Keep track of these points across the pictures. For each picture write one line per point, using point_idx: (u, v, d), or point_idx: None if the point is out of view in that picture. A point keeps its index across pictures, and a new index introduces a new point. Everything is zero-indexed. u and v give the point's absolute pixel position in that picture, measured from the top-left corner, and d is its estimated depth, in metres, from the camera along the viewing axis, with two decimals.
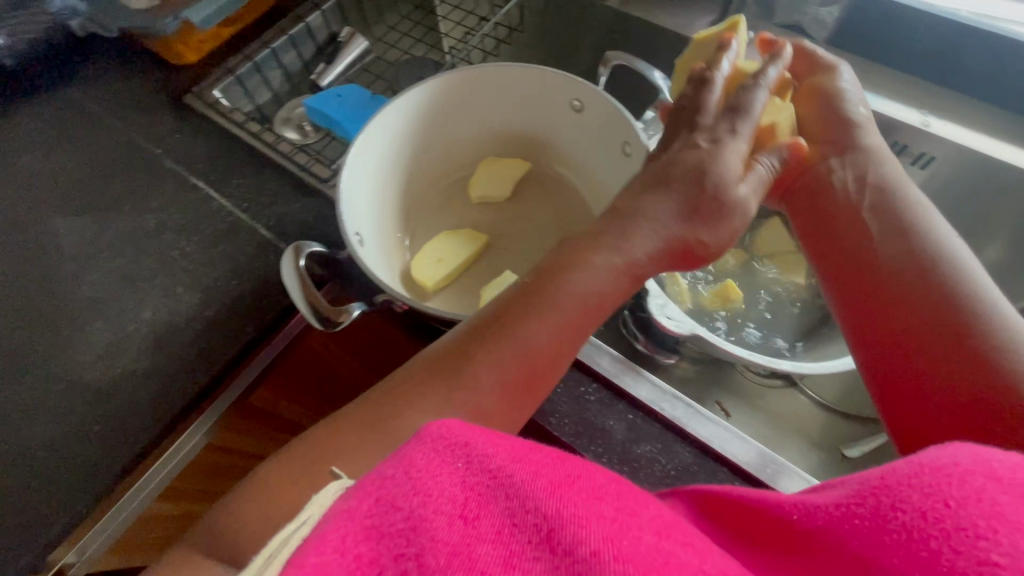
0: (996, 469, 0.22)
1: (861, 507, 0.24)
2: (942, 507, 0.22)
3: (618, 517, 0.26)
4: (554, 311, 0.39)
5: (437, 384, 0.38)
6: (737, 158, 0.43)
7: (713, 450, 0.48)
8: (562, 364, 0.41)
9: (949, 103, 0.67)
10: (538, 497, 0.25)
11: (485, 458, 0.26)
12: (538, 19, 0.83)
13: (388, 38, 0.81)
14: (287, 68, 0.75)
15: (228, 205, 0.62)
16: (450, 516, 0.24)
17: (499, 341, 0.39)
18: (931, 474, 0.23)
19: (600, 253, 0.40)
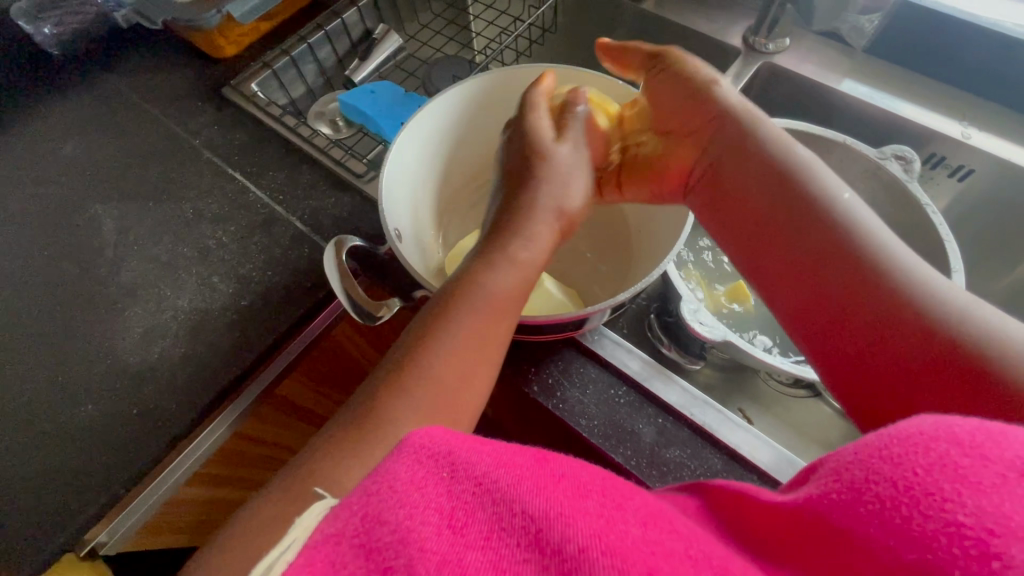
0: (957, 434, 0.23)
1: (836, 482, 0.25)
2: (910, 476, 0.23)
3: (604, 513, 0.26)
4: (456, 320, 0.41)
5: (359, 448, 0.37)
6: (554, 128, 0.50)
7: (746, 459, 0.46)
8: (483, 377, 0.42)
9: (993, 115, 0.64)
10: (525, 499, 0.26)
11: (469, 467, 0.27)
12: (571, 19, 0.82)
13: (420, 37, 0.83)
14: (322, 63, 0.76)
15: (264, 196, 0.62)
16: (436, 527, 0.25)
17: (413, 371, 0.40)
18: (899, 445, 0.24)
19: (485, 261, 0.44)
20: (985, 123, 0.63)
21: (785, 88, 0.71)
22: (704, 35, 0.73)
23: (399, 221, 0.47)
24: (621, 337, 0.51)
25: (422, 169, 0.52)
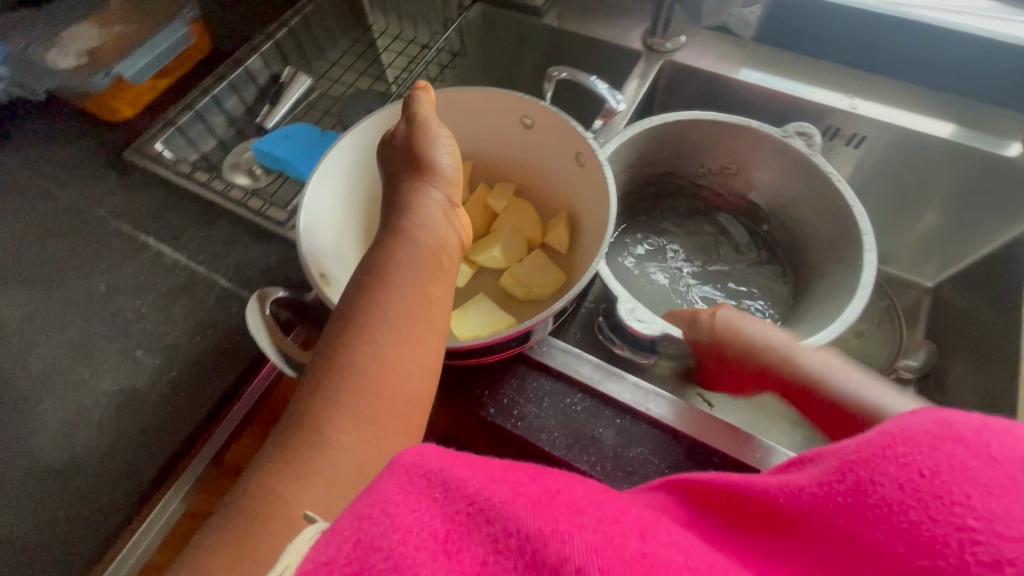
0: (963, 433, 0.23)
1: (840, 484, 0.24)
2: (917, 477, 0.22)
3: (602, 527, 0.24)
4: (379, 314, 0.38)
5: (298, 455, 0.33)
6: (440, 135, 0.47)
7: (703, 444, 0.47)
8: (412, 376, 0.38)
9: (875, 84, 0.69)
10: (521, 519, 0.23)
11: (463, 486, 0.24)
12: (477, 41, 0.83)
13: (331, 74, 0.82)
14: (231, 113, 0.74)
15: (183, 260, 0.59)
16: (431, 552, 0.22)
17: (341, 375, 0.36)
18: (904, 444, 0.23)
19: (392, 250, 0.42)
20: (869, 92, 0.68)
21: (688, 82, 0.74)
22: (607, 42, 0.75)
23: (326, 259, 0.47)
24: (570, 345, 0.51)
25: (344, 207, 0.52)
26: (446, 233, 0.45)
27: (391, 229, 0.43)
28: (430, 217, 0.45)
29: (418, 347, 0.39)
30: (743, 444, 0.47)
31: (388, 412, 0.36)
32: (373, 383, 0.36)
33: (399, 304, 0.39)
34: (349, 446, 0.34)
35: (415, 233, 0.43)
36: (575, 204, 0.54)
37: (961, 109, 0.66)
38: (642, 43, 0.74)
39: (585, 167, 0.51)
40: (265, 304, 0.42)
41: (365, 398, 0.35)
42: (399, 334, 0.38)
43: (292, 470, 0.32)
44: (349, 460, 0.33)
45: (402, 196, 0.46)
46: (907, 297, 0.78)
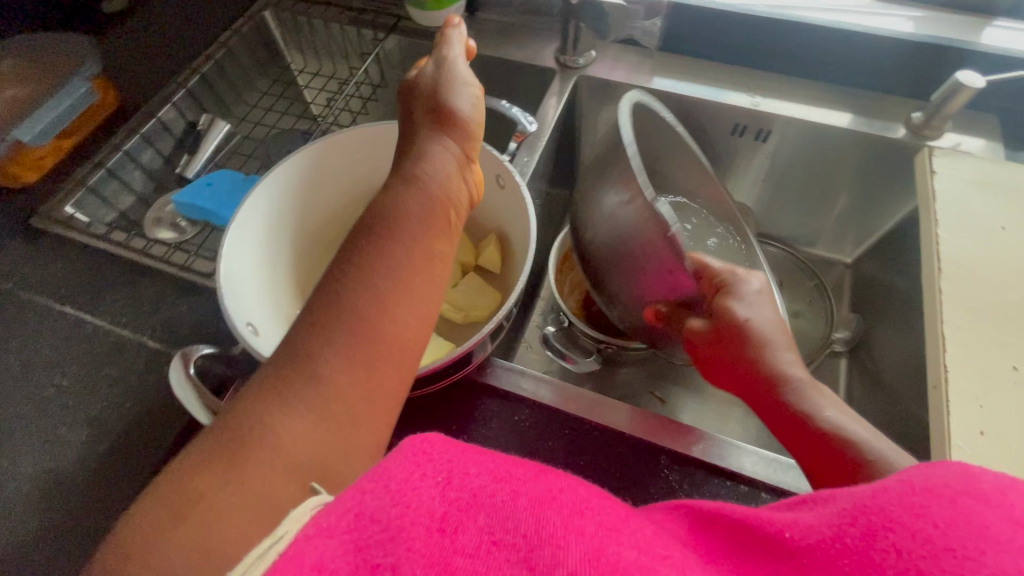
0: (983, 491, 0.24)
1: (853, 527, 0.24)
2: (931, 529, 0.23)
3: (600, 533, 0.25)
4: (390, 251, 0.38)
5: (288, 394, 0.32)
6: (466, 83, 0.48)
7: (650, 442, 0.48)
8: (410, 328, 0.37)
9: (773, 82, 0.74)
10: (518, 516, 0.25)
11: (466, 477, 0.26)
12: (398, 71, 0.83)
13: (252, 117, 0.81)
14: (148, 167, 0.71)
15: (104, 324, 0.57)
16: (427, 528, 0.23)
17: (341, 310, 0.35)
18: (923, 495, 0.25)
19: (407, 192, 0.41)
20: (768, 90, 0.73)
21: (605, 94, 0.77)
22: (522, 62, 0.77)
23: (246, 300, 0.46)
24: (517, 363, 0.52)
25: (267, 250, 0.52)
26: (455, 183, 0.44)
27: (408, 173, 0.43)
28: (442, 165, 0.44)
29: (422, 297, 0.38)
30: (684, 436, 0.48)
31: (383, 360, 0.35)
32: (371, 330, 0.35)
33: (414, 241, 0.39)
34: (342, 388, 0.33)
35: (428, 181, 0.42)
36: (500, 225, 0.56)
37: (854, 99, 0.72)
38: (555, 62, 0.76)
39: (506, 188, 0.52)
40: (188, 363, 0.41)
41: (362, 347, 0.34)
42: (409, 273, 0.38)
43: (283, 403, 0.32)
44: (341, 403, 0.33)
45: (419, 145, 0.45)
46: (831, 275, 0.83)
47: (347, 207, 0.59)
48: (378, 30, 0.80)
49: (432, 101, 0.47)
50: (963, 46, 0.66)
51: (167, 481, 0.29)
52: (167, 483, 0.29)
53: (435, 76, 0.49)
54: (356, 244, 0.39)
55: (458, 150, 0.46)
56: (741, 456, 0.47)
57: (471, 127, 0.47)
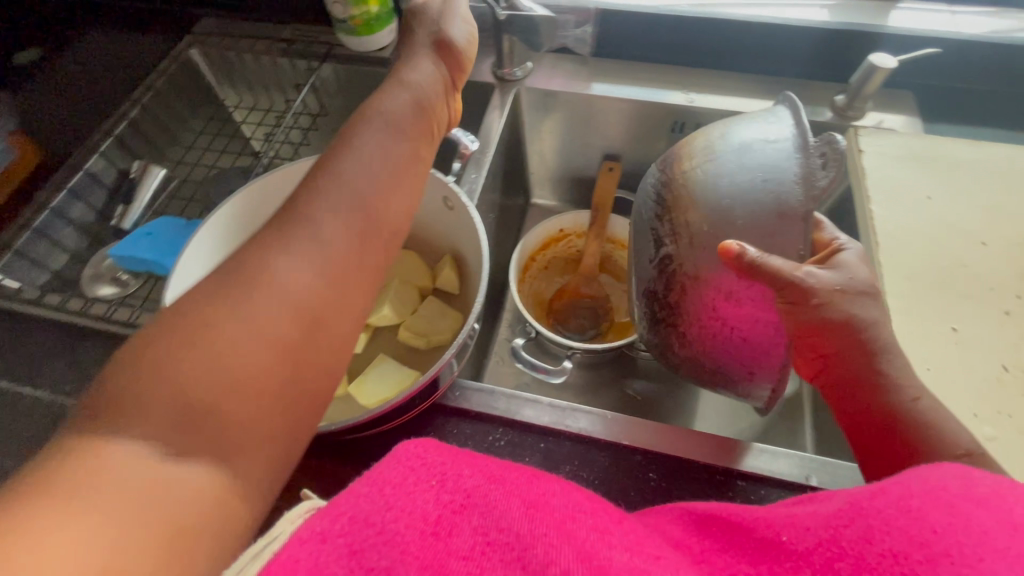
0: (983, 496, 0.25)
1: (848, 528, 0.25)
2: (928, 534, 0.24)
3: (591, 536, 0.26)
4: (378, 127, 0.42)
5: (287, 232, 0.34)
6: (463, 21, 0.55)
7: (624, 445, 0.49)
8: (400, 203, 0.40)
9: (705, 78, 0.76)
10: (512, 518, 0.26)
11: (460, 480, 0.27)
12: (337, 98, 0.82)
13: (189, 158, 0.78)
14: (80, 222, 0.68)
15: (46, 394, 0.54)
16: (420, 531, 0.25)
17: (336, 167, 0.38)
18: (920, 499, 0.25)
19: (396, 92, 0.46)
20: (702, 86, 0.75)
21: (545, 104, 0.78)
22: None
23: None
24: (487, 382, 0.52)
25: None
26: (437, 106, 0.48)
27: (402, 80, 0.47)
28: (430, 90, 0.48)
29: (410, 176, 0.41)
30: (656, 435, 0.49)
31: (375, 227, 0.38)
32: (364, 195, 0.38)
33: (403, 147, 0.42)
34: (337, 241, 0.35)
35: (416, 85, 0.47)
36: (453, 246, 0.55)
37: (782, 87, 0.75)
38: (493, 76, 0.77)
39: (454, 210, 0.52)
40: None
41: (356, 207, 0.37)
42: (398, 174, 0.40)
43: (278, 248, 0.34)
44: (333, 266, 0.35)
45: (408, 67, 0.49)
46: None
47: None
48: (310, 59, 0.79)
49: (433, 31, 0.53)
50: (874, 29, 0.69)
51: (175, 310, 0.31)
52: (168, 313, 0.31)
53: (437, 9, 0.55)
54: (351, 140, 0.40)
55: (445, 74, 0.51)
56: (712, 447, 0.48)
57: (463, 58, 0.53)
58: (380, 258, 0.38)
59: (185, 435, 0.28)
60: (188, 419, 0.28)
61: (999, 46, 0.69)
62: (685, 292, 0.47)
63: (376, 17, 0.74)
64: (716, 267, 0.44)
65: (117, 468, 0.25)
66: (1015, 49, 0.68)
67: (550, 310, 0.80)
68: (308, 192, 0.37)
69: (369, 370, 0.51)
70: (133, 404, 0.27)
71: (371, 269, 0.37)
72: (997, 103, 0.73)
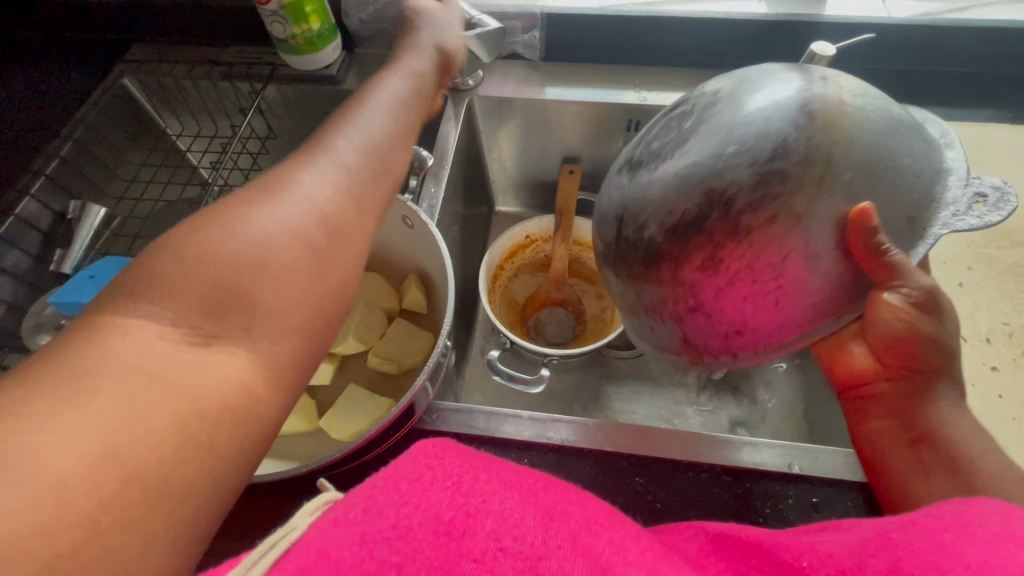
0: (1017, 533, 0.24)
1: (876, 560, 0.25)
2: (959, 571, 0.22)
3: (607, 553, 0.24)
4: (382, 95, 0.45)
5: (307, 154, 0.36)
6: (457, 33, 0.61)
7: (609, 452, 0.48)
8: (404, 152, 0.42)
9: (655, 77, 0.77)
10: (526, 527, 0.24)
11: (476, 484, 0.26)
12: (285, 120, 0.80)
13: (132, 193, 0.75)
14: (17, 271, 0.64)
15: None
16: (433, 531, 0.23)
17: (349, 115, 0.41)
18: (952, 539, 0.24)
19: (399, 74, 0.50)
20: (653, 85, 0.76)
21: (500, 111, 0.77)
22: None
23: None
24: (465, 401, 0.51)
25: None
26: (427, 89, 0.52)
27: (403, 66, 0.51)
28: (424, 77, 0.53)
29: (408, 134, 0.44)
30: (639, 438, 0.49)
31: (385, 164, 0.39)
32: (374, 135, 0.40)
33: (410, 117, 0.45)
34: (354, 168, 0.37)
35: (414, 72, 0.52)
36: (418, 264, 0.54)
37: None
38: None
39: (415, 228, 0.51)
40: None
41: (369, 143, 0.39)
42: (407, 134, 0.44)
43: (297, 165, 0.35)
44: (358, 191, 0.36)
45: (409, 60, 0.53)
46: None
47: None
48: (254, 81, 0.75)
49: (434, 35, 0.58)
50: (811, 20, 0.71)
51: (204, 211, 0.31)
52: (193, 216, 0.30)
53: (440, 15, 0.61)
54: (366, 98, 0.44)
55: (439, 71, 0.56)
56: (694, 445, 0.48)
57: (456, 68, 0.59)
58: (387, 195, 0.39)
59: (214, 321, 0.27)
60: (217, 306, 0.28)
61: (929, 27, 0.71)
62: (750, 245, 0.33)
63: (318, 34, 0.71)
64: (819, 228, 0.33)
65: (146, 340, 0.25)
66: (943, 30, 0.71)
67: (523, 318, 0.79)
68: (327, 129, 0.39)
69: (340, 401, 0.49)
70: (167, 284, 0.27)
71: (382, 200, 0.38)
72: (932, 81, 0.76)
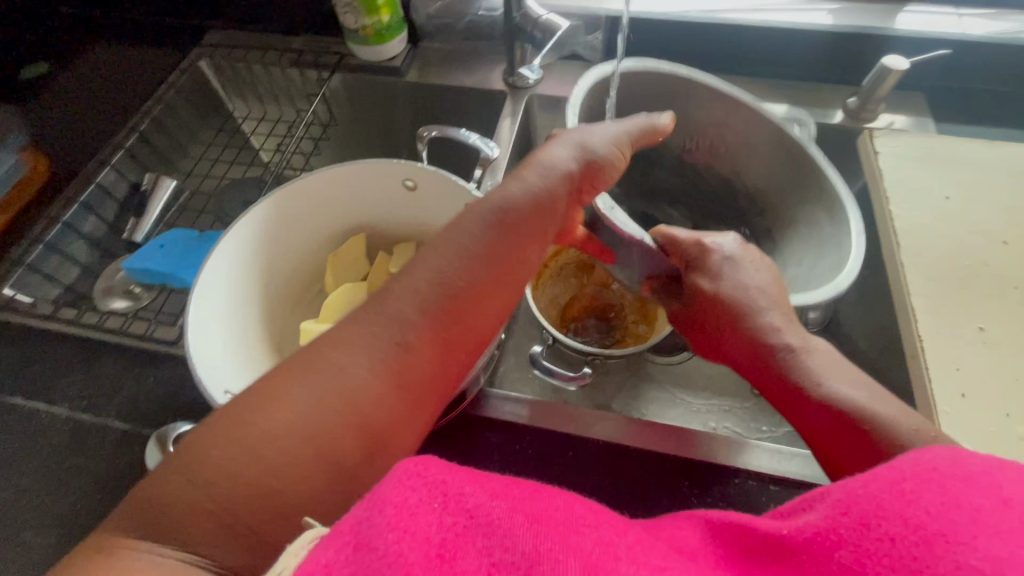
0: (972, 470, 0.23)
1: (846, 517, 0.24)
2: (922, 515, 0.22)
3: (596, 548, 0.23)
4: (461, 235, 0.42)
5: (362, 335, 0.37)
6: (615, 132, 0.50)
7: (653, 452, 0.48)
8: (476, 320, 0.41)
9: None
10: (515, 532, 0.23)
11: (462, 496, 0.24)
12: (346, 109, 0.82)
13: (199, 170, 0.78)
14: (91, 236, 0.68)
15: (65, 411, 0.55)
16: (425, 557, 0.21)
17: (412, 274, 0.40)
18: (912, 481, 0.23)
19: (515, 181, 0.45)
20: None
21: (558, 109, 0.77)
22: (471, 88, 0.78)
23: (216, 356, 0.45)
24: (509, 390, 0.51)
25: (236, 311, 0.50)
26: (558, 206, 0.46)
27: (519, 174, 0.45)
28: (551, 180, 0.45)
29: (490, 292, 0.41)
30: (684, 440, 0.48)
31: (440, 346, 0.39)
32: (434, 308, 0.39)
33: (510, 250, 0.42)
34: (400, 360, 0.37)
35: (533, 183, 0.45)
36: None
37: (789, 90, 0.75)
38: (504, 83, 0.77)
39: None
40: (164, 443, 0.45)
41: (425, 323, 0.38)
42: (489, 278, 0.41)
43: (347, 354, 0.36)
44: (405, 375, 0.37)
45: (542, 163, 0.46)
46: None
47: (312, 254, 0.58)
48: (321, 69, 0.78)
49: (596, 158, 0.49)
50: (882, 33, 0.70)
51: (247, 405, 0.34)
52: (228, 410, 0.34)
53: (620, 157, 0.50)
54: (441, 244, 0.41)
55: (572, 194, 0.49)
56: (743, 452, 0.47)
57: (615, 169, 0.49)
58: (441, 372, 0.39)
59: (230, 543, 0.31)
60: (233, 532, 0.31)
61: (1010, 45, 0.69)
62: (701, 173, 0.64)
63: (387, 26, 0.74)
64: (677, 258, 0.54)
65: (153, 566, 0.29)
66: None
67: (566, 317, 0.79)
68: (389, 298, 0.39)
69: None
70: (186, 508, 0.31)
71: (430, 386, 0.39)
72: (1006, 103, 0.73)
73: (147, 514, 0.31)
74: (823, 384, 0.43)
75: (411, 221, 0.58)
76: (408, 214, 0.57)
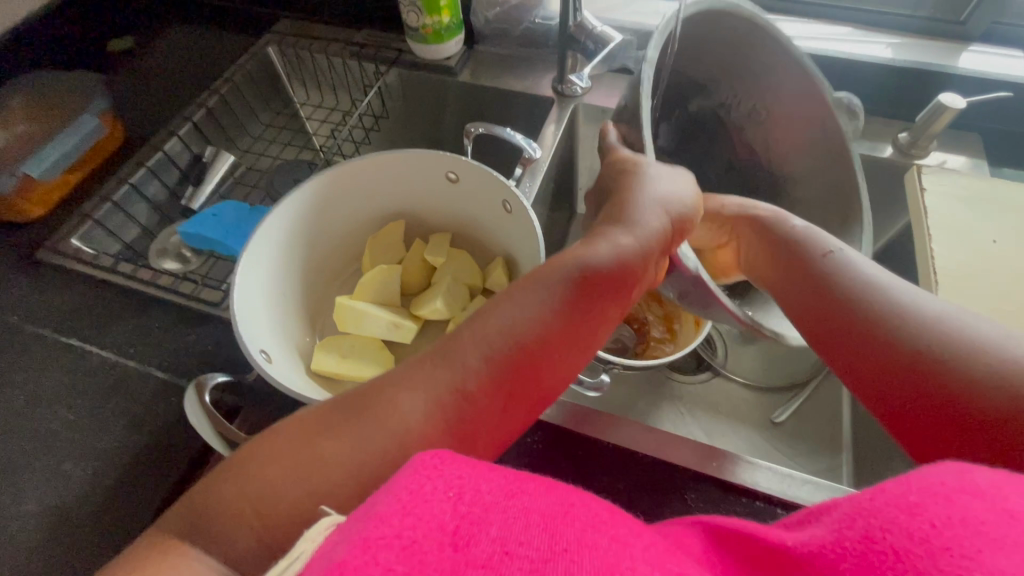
0: (979, 485, 0.23)
1: (852, 529, 0.24)
2: (928, 526, 0.22)
3: (611, 547, 0.24)
4: (534, 290, 0.41)
5: (426, 372, 0.38)
6: (685, 183, 0.48)
7: (663, 462, 0.48)
8: (542, 375, 0.40)
9: None
10: (530, 527, 0.23)
11: (477, 490, 0.23)
12: (399, 103, 0.85)
13: (255, 148, 0.83)
14: (153, 199, 0.72)
15: (113, 356, 0.59)
16: (438, 543, 0.21)
17: (482, 323, 0.40)
18: (918, 493, 0.24)
19: (598, 239, 0.43)
20: None
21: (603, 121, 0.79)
22: (521, 92, 0.80)
23: (256, 318, 0.48)
24: None
25: (278, 280, 0.53)
26: (650, 266, 0.44)
27: (607, 235, 0.43)
28: (643, 240, 0.43)
29: (557, 350, 0.40)
30: (694, 453, 0.48)
31: (503, 397, 0.38)
32: (498, 359, 0.39)
33: (580, 310, 0.41)
34: (461, 404, 0.37)
35: (619, 244, 0.43)
36: (508, 251, 0.57)
37: None
38: (552, 91, 0.78)
39: (513, 214, 0.54)
40: (201, 390, 0.48)
41: (487, 373, 0.38)
42: (560, 341, 0.40)
43: (409, 391, 0.37)
44: (461, 424, 0.37)
45: (637, 221, 0.44)
46: None
47: (352, 235, 0.61)
48: (379, 63, 0.81)
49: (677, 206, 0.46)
50: (942, 71, 0.69)
51: (303, 431, 0.36)
52: (280, 433, 0.36)
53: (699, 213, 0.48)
54: (516, 295, 0.41)
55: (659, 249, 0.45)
56: (752, 472, 0.47)
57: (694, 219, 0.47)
58: (502, 420, 0.39)
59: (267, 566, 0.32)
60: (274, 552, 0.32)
61: None
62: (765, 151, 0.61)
63: (446, 27, 0.77)
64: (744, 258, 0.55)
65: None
66: None
67: None
68: (455, 342, 0.39)
69: None
70: (225, 524, 0.32)
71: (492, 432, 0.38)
72: None
73: (190, 522, 0.32)
74: (909, 313, 0.38)
75: (449, 211, 0.60)
76: (447, 205, 0.60)
